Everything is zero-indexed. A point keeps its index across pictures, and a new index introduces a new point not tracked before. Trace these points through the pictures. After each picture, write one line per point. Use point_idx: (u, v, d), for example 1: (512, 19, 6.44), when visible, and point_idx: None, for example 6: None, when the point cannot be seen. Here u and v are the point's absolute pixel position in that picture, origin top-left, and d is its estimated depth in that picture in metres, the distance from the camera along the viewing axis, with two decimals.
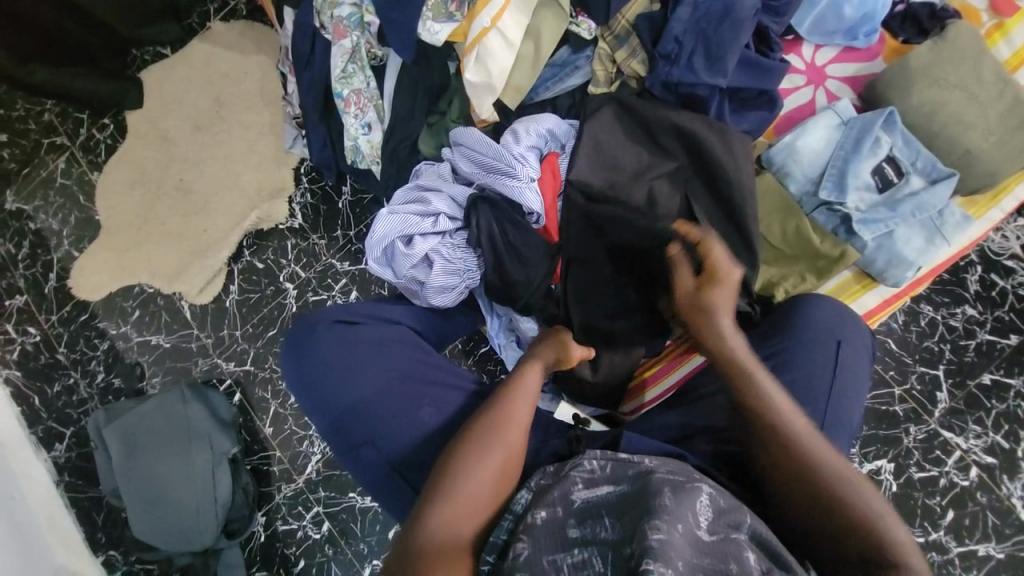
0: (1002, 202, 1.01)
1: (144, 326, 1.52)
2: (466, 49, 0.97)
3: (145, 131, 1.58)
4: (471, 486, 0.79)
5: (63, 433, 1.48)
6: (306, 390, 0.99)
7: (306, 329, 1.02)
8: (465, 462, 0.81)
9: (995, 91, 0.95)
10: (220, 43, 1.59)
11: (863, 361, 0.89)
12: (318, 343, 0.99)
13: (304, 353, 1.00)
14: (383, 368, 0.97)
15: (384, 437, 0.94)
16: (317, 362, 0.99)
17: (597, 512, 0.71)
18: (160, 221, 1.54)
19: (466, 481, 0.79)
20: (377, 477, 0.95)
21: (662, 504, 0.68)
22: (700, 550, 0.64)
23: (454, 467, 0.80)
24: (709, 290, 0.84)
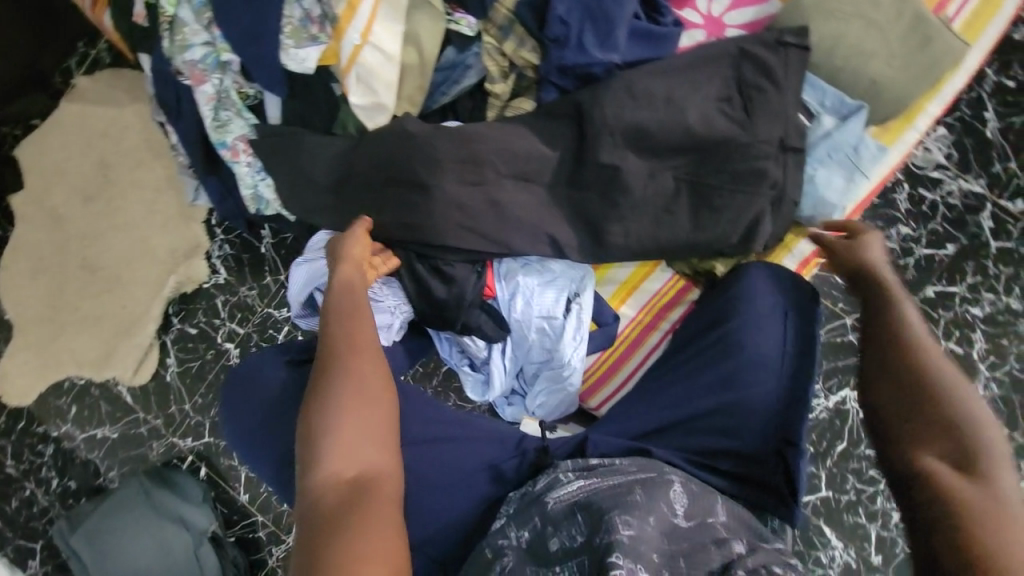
0: (915, 122, 1.01)
1: (86, 420, 1.42)
2: (344, 71, 0.89)
3: (31, 212, 1.44)
4: (347, 416, 0.71)
5: (33, 548, 1.40)
6: (256, 442, 0.88)
7: (254, 367, 0.90)
8: (330, 400, 0.72)
9: (894, 13, 0.92)
10: (88, 100, 1.44)
11: (814, 326, 0.90)
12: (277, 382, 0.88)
13: (252, 399, 0.89)
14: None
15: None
16: (271, 408, 0.87)
17: (568, 512, 0.69)
18: (72, 307, 1.41)
19: (332, 445, 0.69)
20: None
21: (630, 501, 0.67)
22: (675, 535, 0.65)
23: (312, 444, 0.69)
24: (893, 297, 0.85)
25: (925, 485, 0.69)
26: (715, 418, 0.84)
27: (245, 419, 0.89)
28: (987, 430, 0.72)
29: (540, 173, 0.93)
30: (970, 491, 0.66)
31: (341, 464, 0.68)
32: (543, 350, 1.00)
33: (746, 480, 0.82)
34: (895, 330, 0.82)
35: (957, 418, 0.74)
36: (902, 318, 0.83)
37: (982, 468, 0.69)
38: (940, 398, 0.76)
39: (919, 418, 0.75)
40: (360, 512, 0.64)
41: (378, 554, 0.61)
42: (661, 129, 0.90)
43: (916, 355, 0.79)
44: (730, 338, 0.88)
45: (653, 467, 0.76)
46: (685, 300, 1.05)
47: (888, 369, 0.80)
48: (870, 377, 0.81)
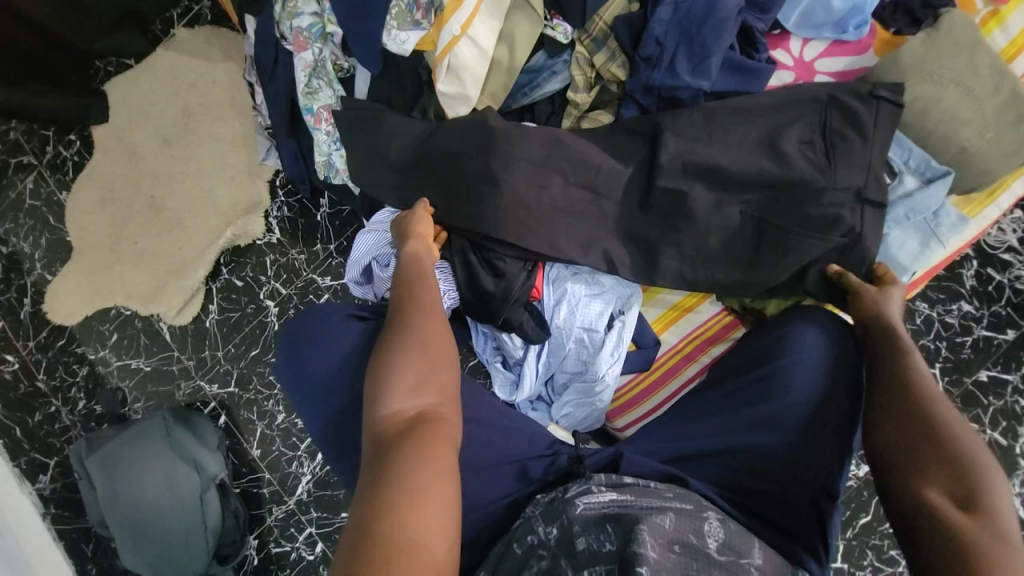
0: (999, 198, 0.98)
1: (123, 350, 1.48)
2: (437, 59, 0.92)
3: (112, 145, 1.52)
4: (414, 358, 0.73)
5: (47, 464, 1.45)
6: (300, 389, 0.89)
7: (314, 317, 0.90)
8: (400, 342, 0.75)
9: (995, 84, 0.90)
10: (184, 51, 1.51)
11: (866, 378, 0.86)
12: (329, 334, 0.88)
13: (301, 349, 0.89)
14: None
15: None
16: (320, 358, 0.87)
17: (599, 520, 0.68)
18: (132, 241, 1.48)
19: (398, 382, 0.71)
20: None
21: (662, 523, 0.66)
22: (706, 563, 0.64)
23: (380, 378, 0.72)
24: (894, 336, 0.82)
25: (934, 534, 0.65)
26: (755, 456, 0.81)
27: (291, 366, 0.89)
28: (994, 476, 0.69)
29: (608, 186, 0.93)
30: (982, 541, 0.63)
31: (406, 401, 0.70)
32: (578, 361, 0.99)
33: (778, 526, 0.78)
34: (902, 369, 0.78)
35: (962, 460, 0.70)
36: (909, 356, 0.79)
37: (992, 515, 0.65)
38: (947, 441, 0.71)
39: (925, 460, 0.71)
40: (423, 446, 0.65)
41: (436, 487, 0.61)
42: (737, 162, 0.89)
43: (922, 394, 0.75)
44: (780, 376, 0.85)
45: (691, 500, 0.73)
46: (729, 337, 1.03)
47: (893, 409, 0.76)
48: (876, 418, 0.77)
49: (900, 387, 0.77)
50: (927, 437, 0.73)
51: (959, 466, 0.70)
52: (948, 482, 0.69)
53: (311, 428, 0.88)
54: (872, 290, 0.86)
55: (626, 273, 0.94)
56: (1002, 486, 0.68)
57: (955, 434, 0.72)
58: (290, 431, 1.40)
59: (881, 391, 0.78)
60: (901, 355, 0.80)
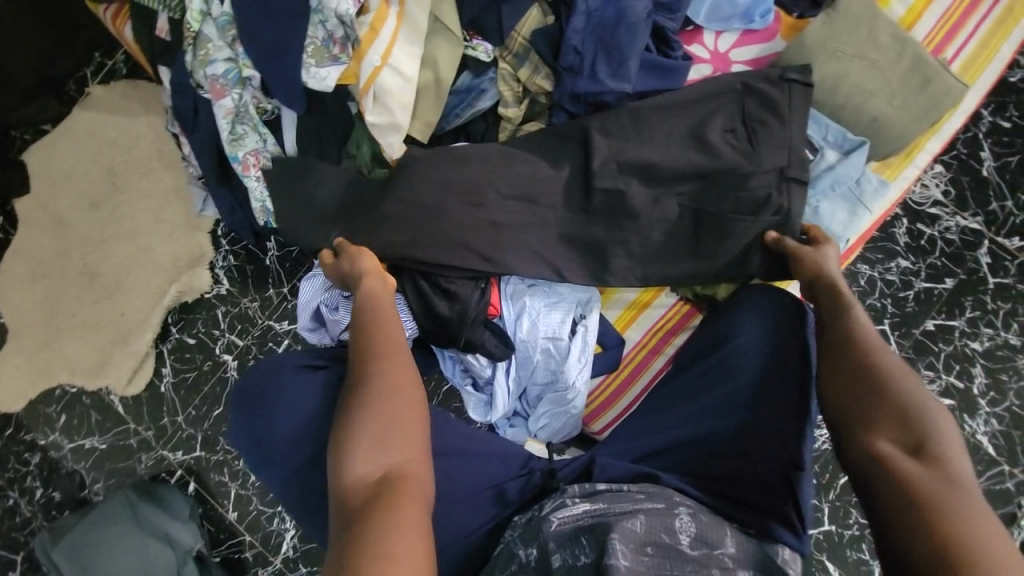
0: (915, 158, 1.04)
1: (74, 430, 1.38)
2: (362, 91, 0.91)
3: (36, 216, 1.43)
4: (375, 417, 0.71)
5: (13, 560, 1.35)
6: (258, 453, 0.85)
7: (261, 377, 0.86)
8: (360, 403, 0.72)
9: (894, 54, 0.96)
10: (102, 109, 1.45)
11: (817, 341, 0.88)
12: (279, 392, 0.85)
13: (256, 406, 0.86)
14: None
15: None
16: (274, 418, 0.84)
17: (573, 534, 0.68)
18: (70, 313, 1.40)
19: (360, 447, 0.69)
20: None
21: (633, 527, 0.67)
22: (678, 560, 0.65)
23: (342, 445, 0.69)
24: (835, 296, 0.84)
25: (889, 485, 0.67)
26: (720, 440, 0.82)
27: (245, 432, 0.86)
28: (940, 421, 0.71)
29: (550, 196, 0.93)
30: (933, 488, 0.64)
31: (369, 464, 0.68)
32: (547, 371, 0.99)
33: (754, 506, 0.79)
34: (845, 329, 0.81)
35: (908, 411, 0.72)
36: (851, 315, 0.81)
37: (941, 460, 0.67)
38: (892, 394, 0.74)
39: (873, 415, 0.73)
40: (391, 510, 0.63)
41: (408, 549, 0.59)
42: (669, 156, 0.92)
43: (865, 350, 0.78)
44: (736, 358, 0.87)
45: (661, 497, 0.74)
46: (688, 326, 1.05)
47: (841, 369, 0.78)
48: (826, 380, 0.79)
49: (844, 347, 0.79)
50: (875, 394, 0.74)
51: (907, 417, 0.71)
52: (899, 435, 0.71)
53: (276, 491, 0.85)
54: (809, 254, 0.88)
55: (580, 279, 0.95)
56: (949, 430, 0.70)
57: (899, 386, 0.74)
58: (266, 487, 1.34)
59: (829, 352, 0.80)
60: (842, 314, 0.82)
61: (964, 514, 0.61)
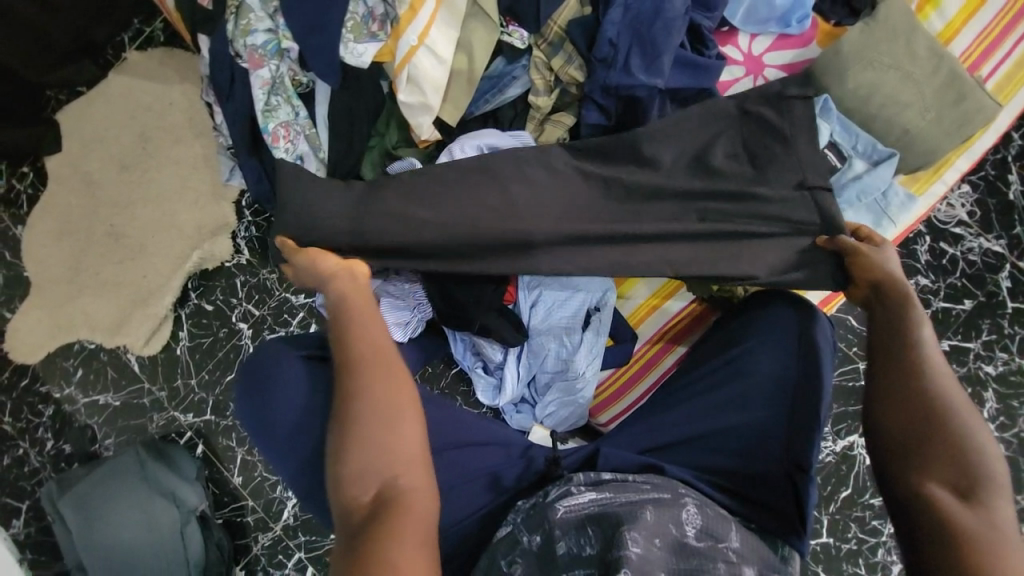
0: (944, 174, 1.03)
1: (90, 385, 1.42)
2: (397, 70, 0.92)
3: (67, 175, 1.47)
4: (374, 426, 0.71)
5: (20, 508, 1.38)
6: (262, 433, 0.88)
7: (263, 362, 0.88)
8: (354, 412, 0.72)
9: (931, 67, 0.95)
10: (137, 75, 1.48)
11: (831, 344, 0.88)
12: (279, 377, 0.87)
13: (263, 382, 0.87)
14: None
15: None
16: (274, 402, 0.86)
17: (579, 522, 0.69)
18: (94, 272, 1.43)
19: (361, 457, 0.70)
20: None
21: (640, 517, 0.67)
22: (684, 553, 0.65)
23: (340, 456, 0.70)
24: (903, 310, 0.81)
25: (929, 515, 0.68)
26: (723, 435, 0.83)
27: (249, 413, 0.88)
28: (992, 461, 0.70)
29: (574, 186, 0.94)
30: (976, 524, 0.65)
31: (367, 477, 0.69)
32: (558, 360, 1.00)
33: (758, 503, 0.79)
34: (907, 351, 0.79)
35: (962, 445, 0.71)
36: (914, 336, 0.79)
37: (987, 500, 0.67)
38: (948, 425, 0.73)
39: (926, 443, 0.73)
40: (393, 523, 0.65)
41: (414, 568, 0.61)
42: (694, 157, 0.93)
43: (927, 376, 0.76)
44: (746, 358, 0.87)
45: (667, 489, 0.75)
46: (699, 329, 1.05)
47: (899, 390, 0.77)
48: (882, 398, 0.77)
49: (907, 367, 0.77)
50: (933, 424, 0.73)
51: (962, 451, 0.71)
52: (949, 467, 0.70)
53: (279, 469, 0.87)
54: (875, 257, 0.85)
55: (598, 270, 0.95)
56: (1000, 471, 0.70)
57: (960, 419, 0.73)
58: None
59: (886, 370, 0.79)
60: (907, 331, 0.80)
61: (1001, 556, 0.62)
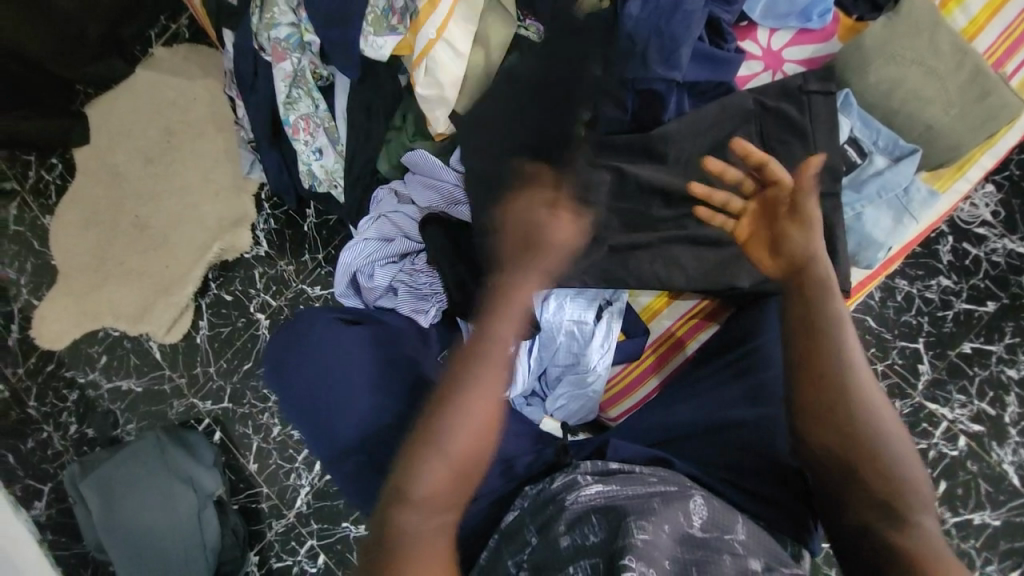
0: (967, 172, 1.01)
1: (113, 372, 1.46)
2: (415, 63, 0.93)
3: (94, 167, 1.51)
4: (456, 448, 0.66)
5: (41, 490, 1.41)
6: (289, 389, 0.87)
7: (301, 322, 0.90)
8: (445, 424, 0.67)
9: (955, 63, 0.93)
10: (163, 70, 1.52)
11: None
12: (316, 338, 0.87)
13: (286, 358, 0.88)
14: (388, 379, 0.86)
15: (374, 439, 0.83)
16: (309, 360, 0.86)
17: (585, 513, 0.70)
18: (118, 261, 1.47)
19: (431, 468, 0.65)
20: (364, 492, 0.84)
21: (649, 507, 0.67)
22: (690, 544, 0.65)
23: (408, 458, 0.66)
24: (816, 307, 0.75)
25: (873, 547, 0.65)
26: (736, 428, 0.82)
27: (279, 368, 0.88)
28: (908, 459, 0.69)
29: (587, 179, 0.95)
30: (913, 548, 0.63)
31: (429, 498, 0.64)
32: (570, 353, 1.00)
33: (766, 499, 0.78)
34: (827, 356, 0.73)
35: (886, 451, 0.69)
36: (830, 337, 0.73)
37: (913, 512, 0.65)
38: (869, 434, 0.69)
39: (855, 462, 0.69)
40: (421, 554, 0.61)
41: None
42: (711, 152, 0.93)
43: (843, 377, 0.71)
44: (757, 354, 0.87)
45: (675, 481, 0.75)
46: (712, 324, 1.03)
47: (823, 406, 0.71)
48: (813, 421, 0.71)
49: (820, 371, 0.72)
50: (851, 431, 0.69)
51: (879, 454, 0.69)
52: (870, 474, 0.68)
53: (302, 427, 0.87)
54: (799, 239, 0.77)
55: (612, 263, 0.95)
56: (915, 468, 0.68)
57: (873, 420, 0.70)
58: (286, 444, 1.39)
59: (812, 384, 0.72)
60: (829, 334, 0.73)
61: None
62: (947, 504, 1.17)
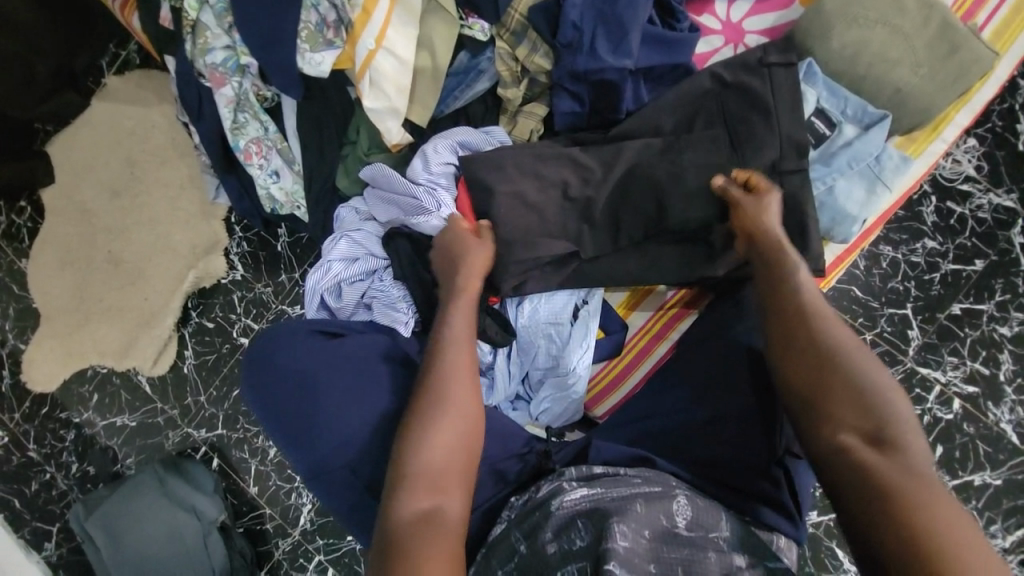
0: (943, 132, 0.97)
1: (107, 408, 1.47)
2: (358, 75, 0.90)
3: (62, 206, 1.49)
4: (439, 432, 0.73)
5: (49, 531, 1.43)
6: (269, 402, 0.88)
7: (278, 336, 0.90)
8: (432, 410, 0.74)
9: (920, 20, 0.89)
10: (118, 99, 1.49)
11: None
12: (294, 353, 0.88)
13: (271, 372, 0.88)
14: (361, 396, 0.85)
15: (357, 457, 0.83)
16: (288, 374, 0.87)
17: (570, 520, 0.69)
18: (98, 298, 1.47)
19: (423, 451, 0.71)
20: (351, 506, 0.85)
21: (632, 510, 0.66)
22: (674, 544, 0.65)
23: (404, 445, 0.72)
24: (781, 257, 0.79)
25: (855, 480, 0.62)
26: (717, 423, 0.80)
27: (259, 382, 0.89)
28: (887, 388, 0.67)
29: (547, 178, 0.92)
30: (897, 479, 0.60)
31: (428, 479, 0.70)
32: (549, 356, 0.99)
33: (749, 492, 0.76)
34: (789, 303, 0.75)
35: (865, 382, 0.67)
36: (792, 287, 0.76)
37: (897, 442, 0.63)
38: (843, 370, 0.68)
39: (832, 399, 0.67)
40: (422, 537, 0.65)
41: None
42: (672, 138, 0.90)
43: (811, 320, 0.73)
44: (733, 344, 0.84)
45: (659, 481, 0.74)
46: (693, 312, 1.01)
47: (791, 352, 0.72)
48: (784, 367, 0.72)
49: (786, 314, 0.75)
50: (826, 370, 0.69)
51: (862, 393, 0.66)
52: (852, 415, 0.66)
53: (280, 440, 0.87)
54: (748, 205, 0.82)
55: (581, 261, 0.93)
56: (900, 400, 0.66)
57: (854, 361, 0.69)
58: (284, 465, 1.39)
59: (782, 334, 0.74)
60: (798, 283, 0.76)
61: (928, 505, 0.58)
62: (945, 468, 1.16)
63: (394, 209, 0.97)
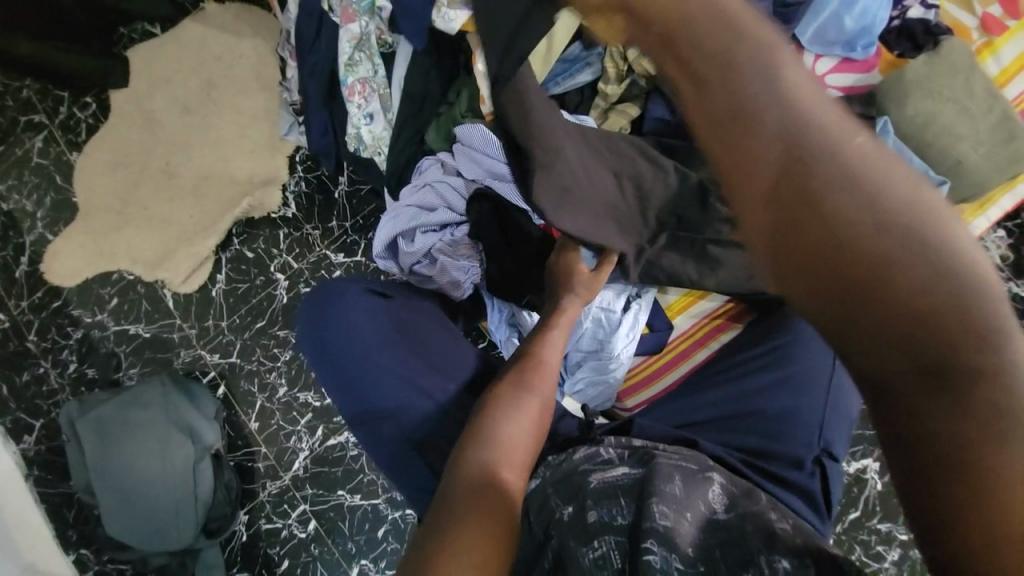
0: (988, 211, 1.07)
1: (122, 315, 1.44)
2: (481, 40, 0.95)
3: (130, 110, 1.51)
4: (521, 424, 0.79)
5: (33, 425, 1.40)
6: (321, 351, 0.90)
7: (337, 287, 0.92)
8: (516, 387, 0.82)
9: (985, 105, 0.99)
10: (212, 25, 1.53)
11: None
12: (348, 306, 0.90)
13: (328, 317, 0.90)
14: (416, 355, 0.89)
15: (408, 404, 0.86)
16: (339, 326, 0.89)
17: (612, 493, 0.71)
18: (142, 205, 1.47)
19: (504, 427, 0.77)
20: (389, 452, 0.86)
21: (670, 493, 0.68)
22: (715, 527, 0.65)
23: (489, 415, 0.78)
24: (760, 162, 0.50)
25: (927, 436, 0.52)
26: (758, 418, 0.86)
27: (312, 330, 0.91)
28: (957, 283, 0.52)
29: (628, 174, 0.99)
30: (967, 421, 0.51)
31: (501, 447, 0.75)
32: (593, 340, 1.02)
33: (786, 482, 0.82)
34: (838, 218, 0.51)
35: (950, 287, 0.51)
36: (828, 193, 0.50)
37: (966, 378, 0.52)
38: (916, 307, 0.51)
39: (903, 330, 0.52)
40: (483, 487, 0.70)
41: (480, 532, 0.64)
42: None
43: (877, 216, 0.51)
44: (783, 350, 0.90)
45: (695, 463, 0.77)
46: (736, 326, 1.05)
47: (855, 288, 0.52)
48: (843, 312, 0.53)
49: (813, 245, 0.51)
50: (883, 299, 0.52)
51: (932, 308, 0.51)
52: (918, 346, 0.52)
53: (329, 389, 0.90)
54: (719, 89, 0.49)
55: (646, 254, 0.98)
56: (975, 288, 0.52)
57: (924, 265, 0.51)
58: (290, 405, 1.38)
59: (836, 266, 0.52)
60: (802, 194, 0.50)
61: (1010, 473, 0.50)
62: None
63: (481, 170, 1.02)
